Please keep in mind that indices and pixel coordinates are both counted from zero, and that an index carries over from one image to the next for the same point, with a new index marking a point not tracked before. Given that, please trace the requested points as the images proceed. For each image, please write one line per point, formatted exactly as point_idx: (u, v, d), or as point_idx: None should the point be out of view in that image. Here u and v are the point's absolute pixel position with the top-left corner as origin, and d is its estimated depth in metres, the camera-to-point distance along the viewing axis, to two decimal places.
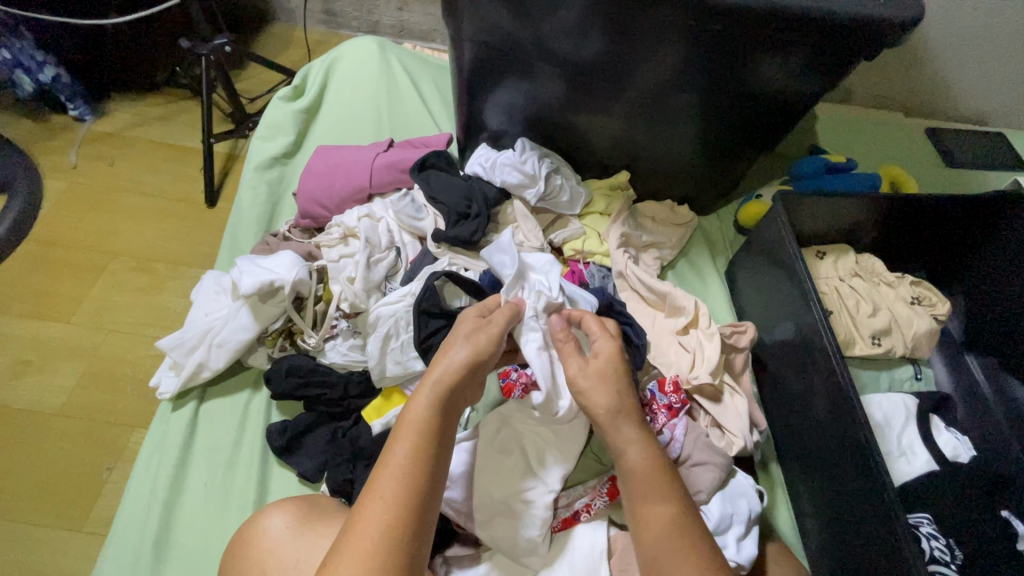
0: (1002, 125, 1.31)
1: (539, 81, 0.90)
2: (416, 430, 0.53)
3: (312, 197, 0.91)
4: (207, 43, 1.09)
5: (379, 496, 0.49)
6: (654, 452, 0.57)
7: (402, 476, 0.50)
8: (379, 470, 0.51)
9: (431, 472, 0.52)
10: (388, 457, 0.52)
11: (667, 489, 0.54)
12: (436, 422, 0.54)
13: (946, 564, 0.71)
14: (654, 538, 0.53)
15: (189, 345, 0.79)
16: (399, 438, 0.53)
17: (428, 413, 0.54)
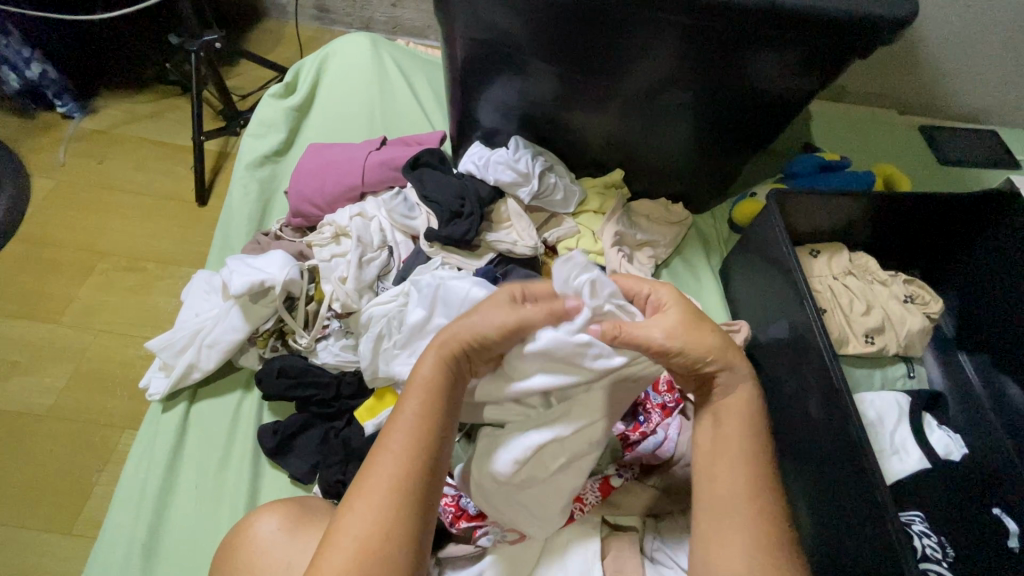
0: (993, 123, 1.31)
1: (532, 78, 0.89)
2: (379, 487, 0.51)
3: (303, 196, 0.91)
4: (196, 39, 1.08)
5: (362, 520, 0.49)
6: (750, 419, 0.59)
7: (362, 540, 0.48)
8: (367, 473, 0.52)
9: (427, 465, 0.53)
10: (348, 518, 0.50)
11: (753, 454, 0.57)
12: (432, 416, 0.54)
13: (938, 560, 0.71)
14: (722, 489, 0.55)
15: (179, 346, 0.78)
16: (361, 494, 0.51)
17: (391, 472, 0.51)
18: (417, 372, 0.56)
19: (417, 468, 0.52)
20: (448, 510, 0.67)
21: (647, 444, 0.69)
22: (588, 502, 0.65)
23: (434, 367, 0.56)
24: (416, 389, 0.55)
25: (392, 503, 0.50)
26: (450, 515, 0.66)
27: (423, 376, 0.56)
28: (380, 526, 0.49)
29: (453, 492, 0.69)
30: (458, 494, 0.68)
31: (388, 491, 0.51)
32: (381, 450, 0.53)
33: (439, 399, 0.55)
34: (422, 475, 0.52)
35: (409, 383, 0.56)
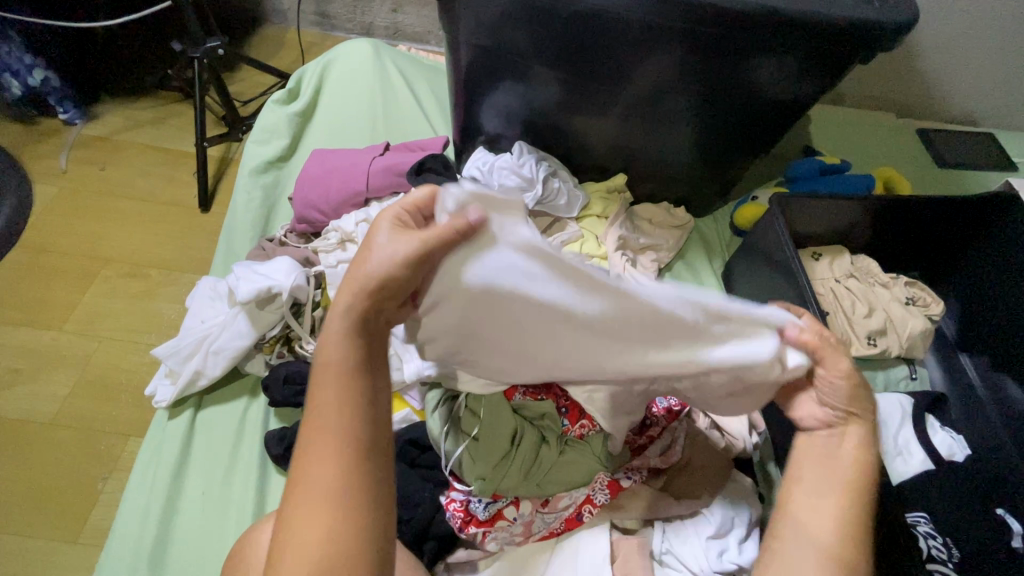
0: (990, 126, 1.32)
1: (536, 83, 0.89)
2: (321, 459, 0.44)
3: (308, 202, 0.91)
4: (200, 46, 1.08)
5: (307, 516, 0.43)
6: (864, 462, 0.50)
7: (318, 521, 0.42)
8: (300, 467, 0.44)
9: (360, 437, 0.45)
10: (299, 504, 0.43)
11: (853, 505, 0.48)
12: (355, 379, 0.46)
13: (943, 561, 0.72)
14: (795, 531, 0.49)
15: (185, 352, 0.78)
16: (305, 472, 0.44)
17: (330, 443, 0.44)
18: (330, 330, 0.48)
19: (353, 431, 0.45)
20: (456, 516, 0.63)
21: (655, 448, 0.68)
22: (597, 502, 0.65)
23: (345, 319, 0.47)
24: (333, 351, 0.47)
25: (339, 474, 0.43)
26: (458, 520, 0.64)
27: (336, 333, 0.47)
28: (329, 505, 0.43)
29: (456, 496, 0.65)
30: (464, 499, 0.64)
31: (330, 464, 0.44)
32: (316, 421, 0.45)
33: (357, 354, 0.47)
34: (363, 440, 0.45)
35: (321, 346, 0.47)
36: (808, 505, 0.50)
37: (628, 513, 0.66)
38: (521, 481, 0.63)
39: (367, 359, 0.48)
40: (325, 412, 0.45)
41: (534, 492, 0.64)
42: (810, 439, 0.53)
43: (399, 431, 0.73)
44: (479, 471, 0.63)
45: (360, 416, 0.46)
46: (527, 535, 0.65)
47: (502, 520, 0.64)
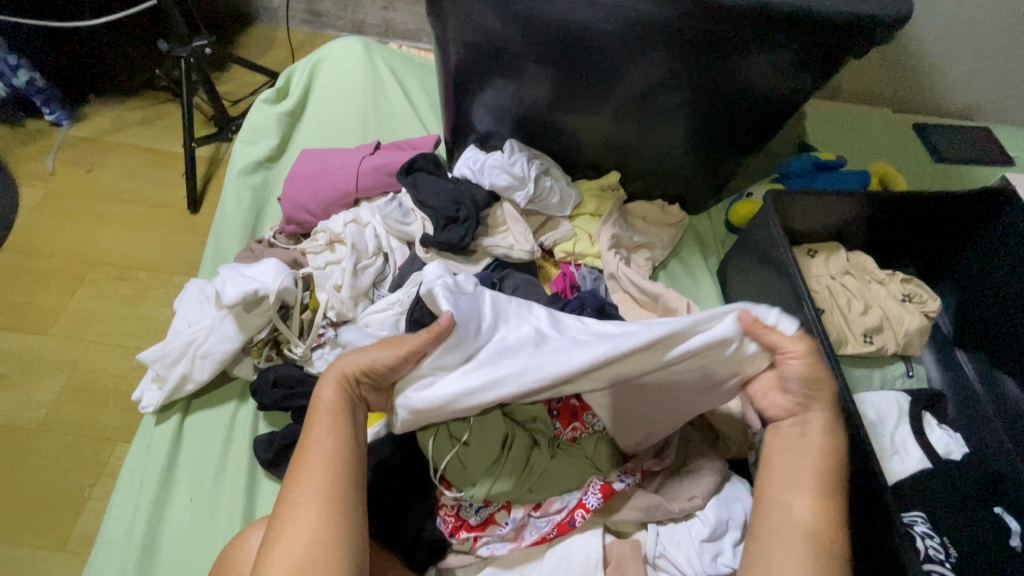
0: (987, 119, 1.31)
1: (526, 81, 0.88)
2: (312, 506, 0.50)
3: (296, 203, 0.90)
4: (186, 45, 1.07)
5: (293, 544, 0.48)
6: (830, 447, 0.55)
7: (304, 561, 0.47)
8: (289, 504, 0.51)
9: (348, 473, 0.52)
10: (275, 554, 0.48)
11: (825, 498, 0.53)
12: (344, 430, 0.55)
13: (941, 561, 0.71)
14: (772, 524, 0.54)
15: (171, 357, 0.77)
16: (289, 522, 0.50)
17: (321, 492, 0.51)
18: (320, 398, 0.56)
19: (343, 480, 0.52)
20: (449, 519, 0.65)
21: (648, 451, 0.68)
22: (588, 505, 0.62)
23: (334, 392, 0.56)
24: (324, 414, 0.55)
25: (320, 523, 0.49)
26: (449, 524, 0.65)
27: (325, 402, 0.56)
28: (315, 547, 0.48)
29: (452, 500, 0.66)
30: (458, 504, 0.65)
31: (320, 509, 0.50)
32: (305, 474, 0.52)
33: (344, 418, 0.55)
34: (347, 491, 0.51)
35: (314, 411, 0.56)
36: (789, 487, 0.55)
37: (621, 517, 0.63)
38: (513, 486, 0.62)
39: (355, 420, 0.56)
40: (317, 467, 0.52)
41: (527, 496, 0.64)
42: (776, 427, 0.58)
43: (388, 435, 0.71)
44: (472, 477, 0.63)
45: (351, 465, 0.53)
46: (519, 540, 0.64)
47: (494, 524, 0.65)
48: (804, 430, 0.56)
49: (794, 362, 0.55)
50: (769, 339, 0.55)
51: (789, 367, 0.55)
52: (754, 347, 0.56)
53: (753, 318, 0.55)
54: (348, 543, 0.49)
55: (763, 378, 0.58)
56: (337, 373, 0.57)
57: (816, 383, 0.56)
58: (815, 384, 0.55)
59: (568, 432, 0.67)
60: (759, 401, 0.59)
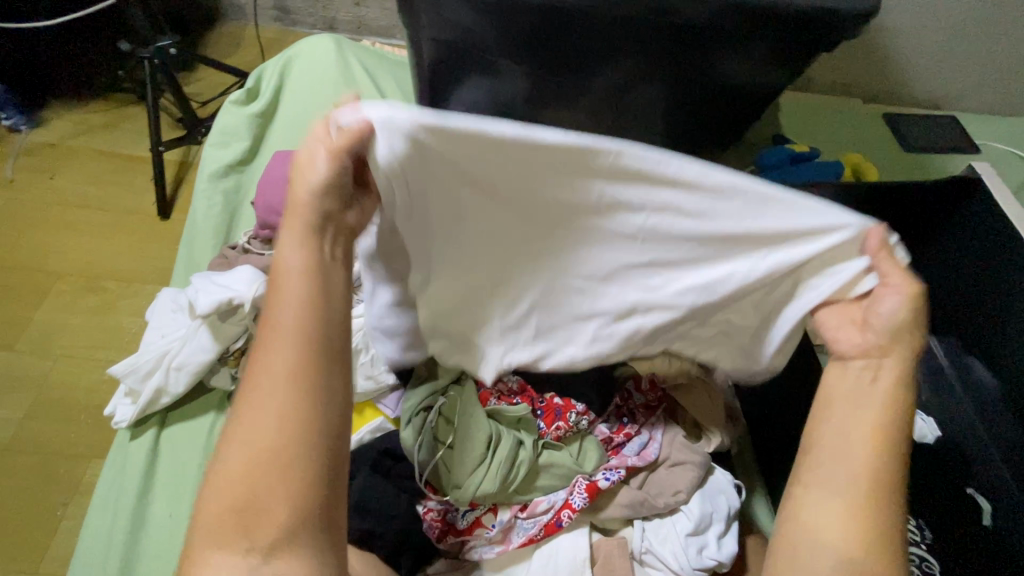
0: (953, 108, 1.34)
1: (502, 79, 0.87)
2: (269, 403, 0.43)
3: (270, 206, 0.87)
4: (150, 45, 1.03)
5: (260, 425, 0.43)
6: (899, 403, 0.46)
7: (266, 446, 0.43)
8: (255, 382, 0.44)
9: (325, 355, 0.45)
10: (242, 426, 0.44)
11: (872, 498, 0.45)
12: (319, 300, 0.46)
13: (917, 543, 0.76)
14: (817, 481, 0.47)
15: (145, 369, 0.74)
16: (243, 420, 0.44)
17: (287, 373, 0.44)
18: (281, 259, 0.47)
19: (307, 377, 0.44)
20: (435, 526, 0.64)
21: (632, 447, 0.68)
22: (575, 506, 0.63)
23: (300, 249, 0.47)
24: (289, 283, 0.46)
25: (292, 408, 0.43)
26: (437, 530, 0.64)
27: (291, 270, 0.46)
28: (272, 452, 0.42)
29: (438, 505, 0.65)
30: (444, 508, 0.65)
31: (279, 406, 0.43)
32: (265, 361, 0.45)
33: (314, 289, 0.46)
34: (322, 378, 0.44)
35: (274, 282, 0.47)
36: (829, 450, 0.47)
37: (608, 514, 0.64)
38: (497, 489, 0.61)
39: (326, 293, 0.47)
40: (278, 353, 0.44)
41: (513, 497, 0.64)
42: (842, 370, 0.49)
43: (372, 441, 0.70)
44: (457, 480, 0.63)
45: (313, 355, 0.45)
46: (506, 543, 0.64)
47: (481, 528, 0.64)
48: (867, 385, 0.47)
49: (896, 298, 0.46)
50: (884, 265, 0.45)
51: (885, 306, 0.46)
52: (869, 278, 0.46)
53: (879, 241, 0.45)
54: (311, 448, 0.43)
55: (837, 311, 0.49)
56: (305, 221, 0.46)
57: (907, 332, 0.46)
58: (905, 333, 0.46)
59: (551, 432, 0.66)
60: (829, 341, 0.50)
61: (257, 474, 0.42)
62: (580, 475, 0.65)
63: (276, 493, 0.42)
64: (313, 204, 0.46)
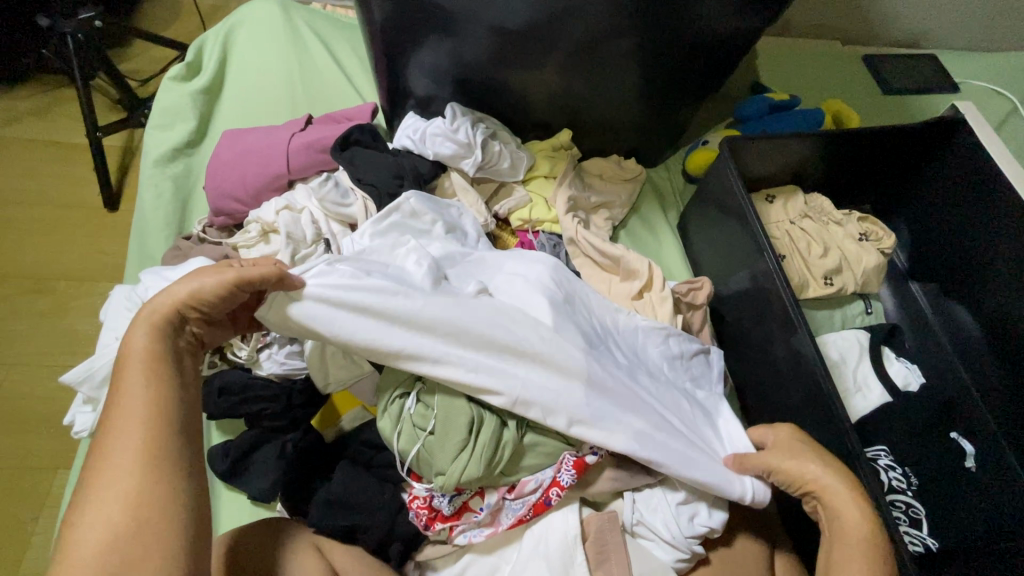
0: (932, 46, 1.31)
1: (464, 37, 0.81)
2: (124, 460, 0.43)
3: (223, 191, 0.82)
4: (70, 18, 0.93)
5: (105, 507, 0.41)
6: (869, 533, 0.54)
7: (120, 527, 0.41)
8: (97, 471, 0.43)
9: (180, 420, 0.47)
10: (91, 509, 0.41)
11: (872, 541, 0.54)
12: (164, 379, 0.48)
13: (904, 491, 0.77)
14: None
15: (101, 376, 0.68)
16: (91, 495, 0.42)
17: (133, 450, 0.44)
18: (128, 346, 0.49)
19: (168, 417, 0.46)
20: (421, 514, 0.61)
21: None
22: (563, 483, 0.61)
23: (151, 333, 0.50)
24: (133, 366, 0.48)
25: (150, 475, 0.43)
26: (423, 518, 0.61)
27: (137, 349, 0.49)
28: (144, 502, 0.42)
29: (422, 492, 0.62)
30: (429, 495, 0.62)
31: (139, 458, 0.43)
32: (113, 433, 0.45)
33: (165, 363, 0.49)
34: (177, 436, 0.46)
35: (120, 363, 0.48)
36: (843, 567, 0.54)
37: (598, 489, 0.63)
38: (483, 472, 0.59)
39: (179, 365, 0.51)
40: (128, 413, 0.45)
41: (500, 479, 0.63)
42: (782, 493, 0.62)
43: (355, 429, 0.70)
44: (439, 466, 0.60)
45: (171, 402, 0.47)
46: (496, 525, 0.63)
47: (469, 512, 0.62)
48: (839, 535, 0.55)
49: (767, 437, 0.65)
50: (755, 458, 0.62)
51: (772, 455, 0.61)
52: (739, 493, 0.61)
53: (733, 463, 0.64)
54: (183, 496, 0.44)
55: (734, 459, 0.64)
56: (162, 313, 0.51)
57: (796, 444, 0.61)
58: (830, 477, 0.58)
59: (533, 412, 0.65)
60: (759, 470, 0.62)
61: (112, 544, 0.40)
62: (566, 453, 0.63)
63: (152, 549, 0.41)
64: (178, 309, 0.52)
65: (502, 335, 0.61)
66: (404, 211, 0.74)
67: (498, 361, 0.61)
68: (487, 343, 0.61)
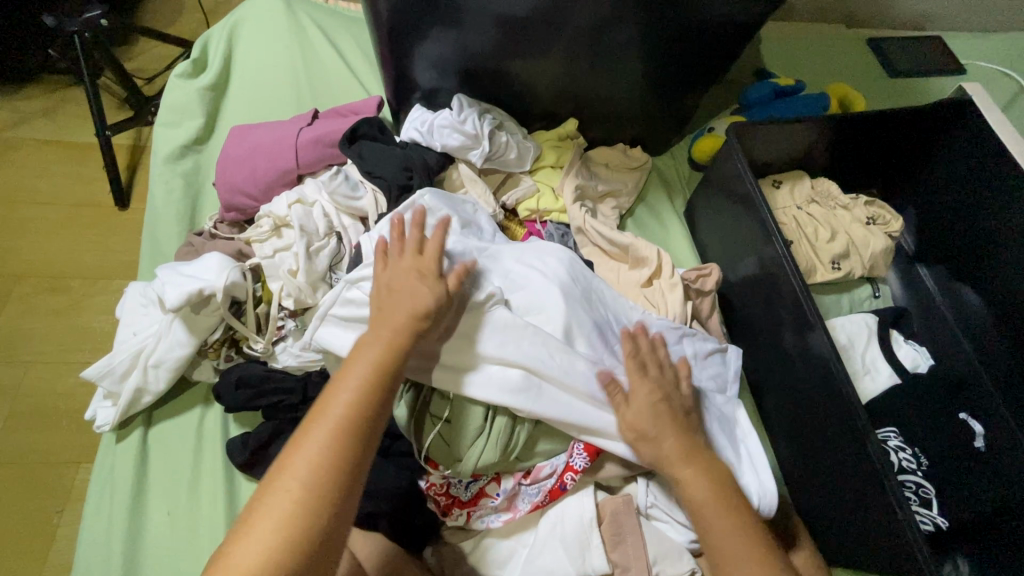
0: (937, 28, 1.30)
1: (469, 28, 0.81)
2: (307, 467, 0.47)
3: (234, 187, 0.82)
4: (75, 18, 0.93)
5: (278, 503, 0.46)
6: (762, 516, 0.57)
7: (279, 528, 0.44)
8: (287, 463, 0.47)
9: (361, 453, 0.49)
10: (270, 496, 0.46)
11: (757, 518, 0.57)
12: (362, 407, 0.51)
13: (913, 471, 0.77)
14: None
15: (120, 370, 0.70)
16: (272, 490, 0.46)
17: (316, 461, 0.47)
18: (353, 363, 0.54)
19: (351, 447, 0.49)
20: (440, 499, 0.64)
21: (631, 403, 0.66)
22: (577, 467, 0.62)
23: (367, 359, 0.54)
24: (346, 385, 0.52)
25: (315, 494, 0.46)
26: (442, 503, 0.64)
27: (358, 374, 0.53)
28: (320, 534, 0.45)
29: (441, 479, 0.65)
30: (447, 481, 0.64)
31: (321, 471, 0.47)
32: (307, 440, 0.49)
33: (376, 390, 0.53)
34: (350, 468, 0.48)
35: (343, 375, 0.53)
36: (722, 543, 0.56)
37: (610, 473, 0.64)
38: (499, 457, 0.61)
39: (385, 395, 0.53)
40: (325, 425, 0.49)
41: (517, 464, 0.64)
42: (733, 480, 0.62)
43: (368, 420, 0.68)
44: (457, 454, 0.62)
45: (368, 436, 0.50)
46: (513, 509, 0.63)
47: (486, 498, 0.63)
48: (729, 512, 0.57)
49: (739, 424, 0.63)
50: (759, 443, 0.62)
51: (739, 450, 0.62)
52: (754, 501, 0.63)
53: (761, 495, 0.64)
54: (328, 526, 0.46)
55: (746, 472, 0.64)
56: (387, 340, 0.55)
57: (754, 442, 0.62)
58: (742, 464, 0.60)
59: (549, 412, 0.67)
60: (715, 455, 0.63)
61: (276, 555, 0.43)
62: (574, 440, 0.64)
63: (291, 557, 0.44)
64: (390, 343, 0.55)
65: (512, 354, 0.62)
66: (421, 207, 0.74)
67: (510, 371, 0.62)
68: (498, 359, 0.62)
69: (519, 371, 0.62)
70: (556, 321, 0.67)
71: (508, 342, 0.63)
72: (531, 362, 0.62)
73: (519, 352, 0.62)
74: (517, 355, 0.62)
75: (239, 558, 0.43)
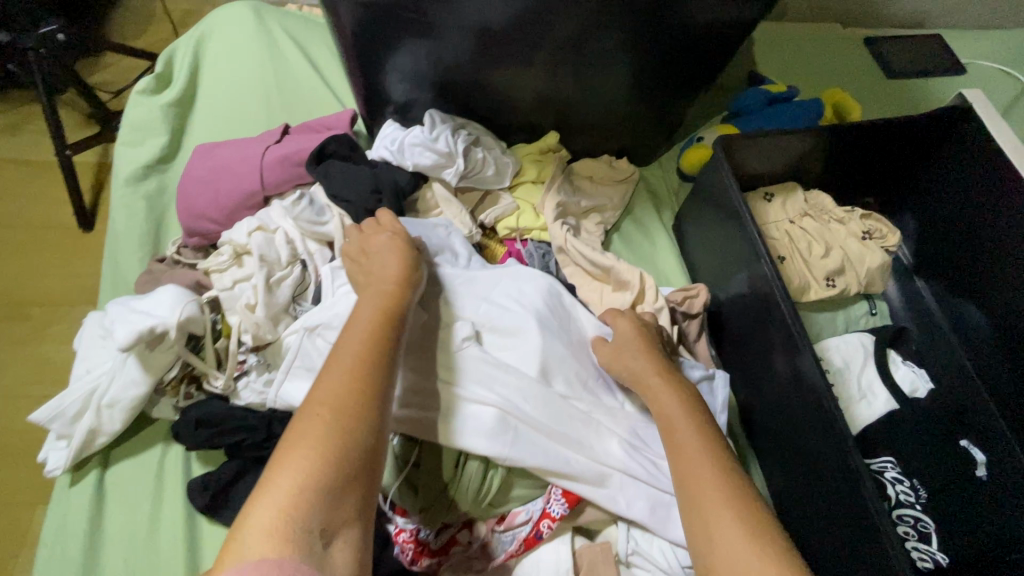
0: (936, 27, 1.25)
1: (441, 41, 0.77)
2: (337, 388, 0.48)
3: (195, 211, 0.78)
4: (31, 32, 0.90)
5: (317, 419, 0.46)
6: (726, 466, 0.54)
7: (325, 443, 0.45)
8: (315, 391, 0.48)
9: (384, 368, 0.51)
10: (306, 420, 0.46)
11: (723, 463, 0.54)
12: (383, 329, 0.54)
13: (912, 504, 0.73)
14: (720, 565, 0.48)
15: (72, 412, 0.67)
16: (309, 413, 0.47)
17: (347, 379, 0.49)
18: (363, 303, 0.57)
19: (377, 363, 0.51)
20: (407, 548, 0.58)
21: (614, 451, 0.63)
22: (554, 514, 0.58)
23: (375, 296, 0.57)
24: (362, 318, 0.55)
25: (353, 410, 0.47)
26: (409, 553, 0.59)
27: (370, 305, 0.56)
28: (363, 450, 0.46)
29: (408, 526, 0.60)
30: (415, 527, 0.59)
31: (351, 384, 0.49)
32: (333, 366, 0.50)
33: (391, 316, 0.56)
34: (382, 384, 0.50)
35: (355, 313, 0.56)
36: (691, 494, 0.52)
37: (589, 518, 0.60)
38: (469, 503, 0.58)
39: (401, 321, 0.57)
40: (351, 347, 0.52)
41: (490, 511, 0.60)
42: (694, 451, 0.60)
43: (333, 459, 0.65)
44: (427, 500, 0.60)
45: (390, 356, 0.52)
46: (488, 559, 0.60)
47: (456, 545, 0.60)
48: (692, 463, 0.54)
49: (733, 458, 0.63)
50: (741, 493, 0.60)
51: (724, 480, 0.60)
52: None
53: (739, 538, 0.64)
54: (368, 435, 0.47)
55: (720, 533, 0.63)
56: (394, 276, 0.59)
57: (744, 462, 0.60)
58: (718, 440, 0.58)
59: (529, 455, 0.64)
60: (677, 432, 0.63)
61: (325, 459, 0.44)
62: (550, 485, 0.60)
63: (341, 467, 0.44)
64: (395, 276, 0.60)
65: (484, 393, 0.60)
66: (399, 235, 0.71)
67: (483, 414, 0.59)
68: (470, 399, 0.60)
69: (492, 411, 0.59)
70: (533, 358, 0.63)
71: (481, 382, 0.61)
72: (504, 403, 0.60)
73: (492, 393, 0.60)
74: (490, 396, 0.60)
75: (284, 476, 0.43)
